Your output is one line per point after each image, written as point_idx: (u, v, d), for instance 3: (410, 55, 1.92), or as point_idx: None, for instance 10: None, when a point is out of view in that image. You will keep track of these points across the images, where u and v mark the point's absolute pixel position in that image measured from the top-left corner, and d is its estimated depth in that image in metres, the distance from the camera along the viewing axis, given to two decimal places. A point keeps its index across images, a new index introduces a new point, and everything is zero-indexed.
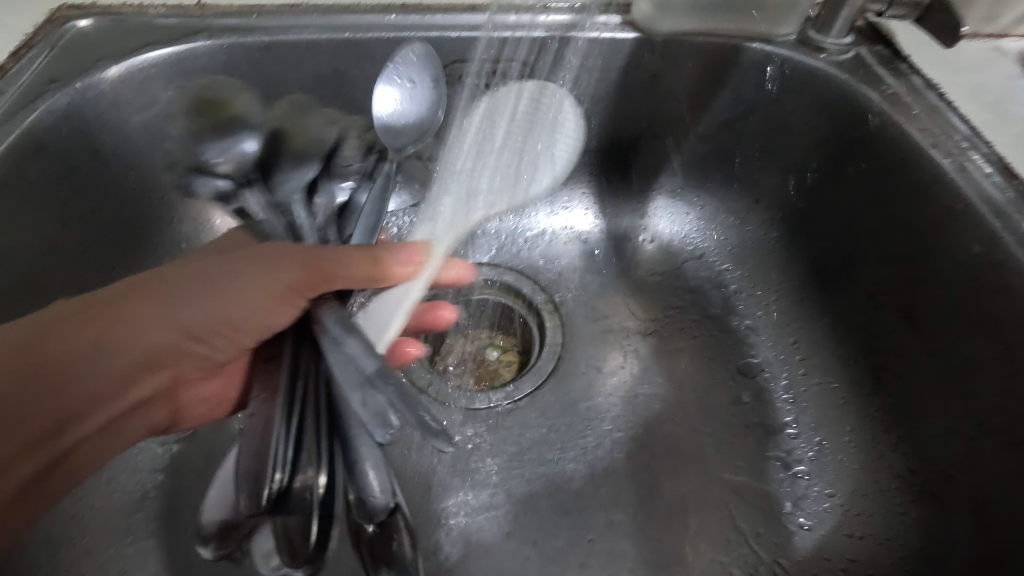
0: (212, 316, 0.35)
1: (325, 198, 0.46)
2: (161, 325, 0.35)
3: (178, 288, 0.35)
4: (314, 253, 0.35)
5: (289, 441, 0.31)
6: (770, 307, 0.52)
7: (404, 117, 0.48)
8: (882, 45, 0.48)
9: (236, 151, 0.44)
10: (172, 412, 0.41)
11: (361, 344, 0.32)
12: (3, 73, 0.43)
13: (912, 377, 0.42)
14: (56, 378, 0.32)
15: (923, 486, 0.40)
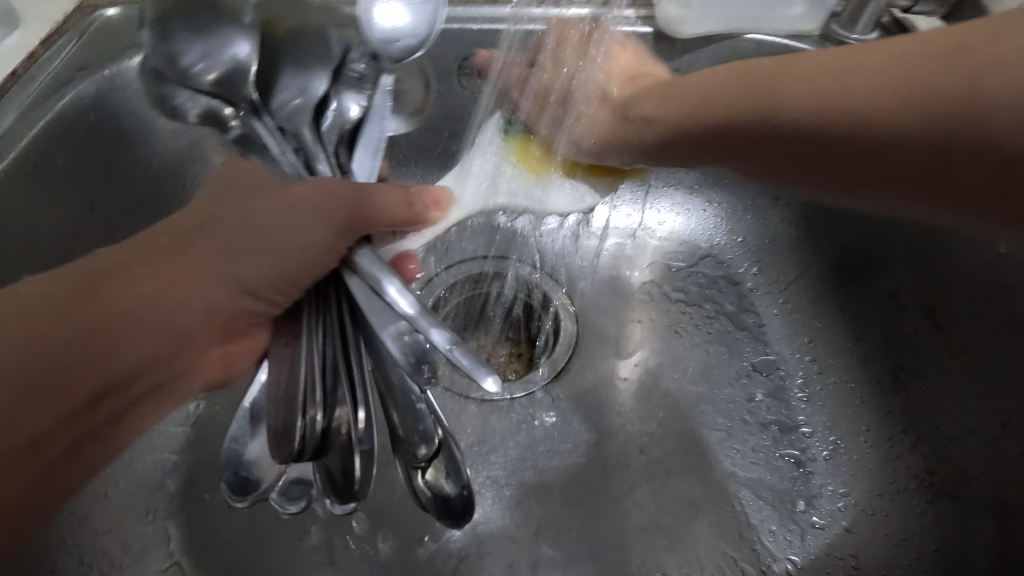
0: (271, 268, 0.35)
1: (334, 113, 0.40)
2: (217, 280, 0.35)
3: (232, 240, 0.35)
4: (354, 188, 0.34)
5: (317, 386, 0.31)
6: (787, 304, 0.52)
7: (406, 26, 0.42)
8: (908, 42, 0.47)
9: (226, 55, 0.39)
10: (223, 367, 0.40)
11: (397, 285, 0.32)
12: (34, 59, 0.44)
13: (935, 377, 0.43)
14: (112, 339, 0.32)
15: (940, 487, 0.41)
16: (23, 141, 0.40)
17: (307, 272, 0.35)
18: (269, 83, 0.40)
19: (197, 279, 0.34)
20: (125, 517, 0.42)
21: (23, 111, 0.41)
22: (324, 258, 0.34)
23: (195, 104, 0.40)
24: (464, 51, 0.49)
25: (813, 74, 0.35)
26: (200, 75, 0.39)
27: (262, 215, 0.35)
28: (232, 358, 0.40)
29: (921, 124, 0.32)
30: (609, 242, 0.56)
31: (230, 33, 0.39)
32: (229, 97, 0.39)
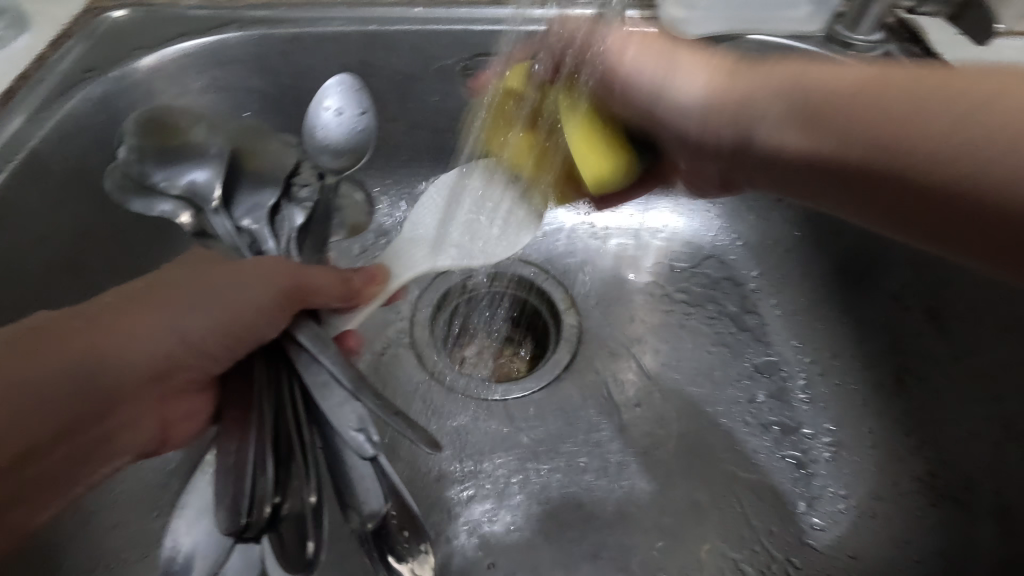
0: (213, 325, 0.34)
1: (283, 222, 0.42)
2: (154, 337, 0.34)
3: (177, 298, 0.34)
4: (295, 272, 0.36)
5: (268, 464, 0.31)
6: (790, 307, 0.52)
7: (330, 134, 0.45)
8: (912, 42, 0.47)
9: (184, 178, 0.41)
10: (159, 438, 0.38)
11: (336, 359, 0.34)
12: (43, 61, 0.44)
13: (939, 381, 0.43)
14: (40, 401, 0.30)
15: (944, 490, 0.41)
16: (32, 142, 0.41)
17: (253, 334, 0.35)
18: (227, 189, 0.42)
19: (138, 335, 0.33)
20: (134, 515, 0.42)
21: (33, 112, 0.42)
22: (265, 320, 0.35)
23: (178, 182, 0.41)
24: (468, 53, 0.49)
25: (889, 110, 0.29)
26: (166, 190, 0.41)
27: (215, 279, 0.35)
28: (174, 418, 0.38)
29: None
30: (612, 242, 0.57)
31: (194, 163, 0.41)
32: (197, 202, 0.41)
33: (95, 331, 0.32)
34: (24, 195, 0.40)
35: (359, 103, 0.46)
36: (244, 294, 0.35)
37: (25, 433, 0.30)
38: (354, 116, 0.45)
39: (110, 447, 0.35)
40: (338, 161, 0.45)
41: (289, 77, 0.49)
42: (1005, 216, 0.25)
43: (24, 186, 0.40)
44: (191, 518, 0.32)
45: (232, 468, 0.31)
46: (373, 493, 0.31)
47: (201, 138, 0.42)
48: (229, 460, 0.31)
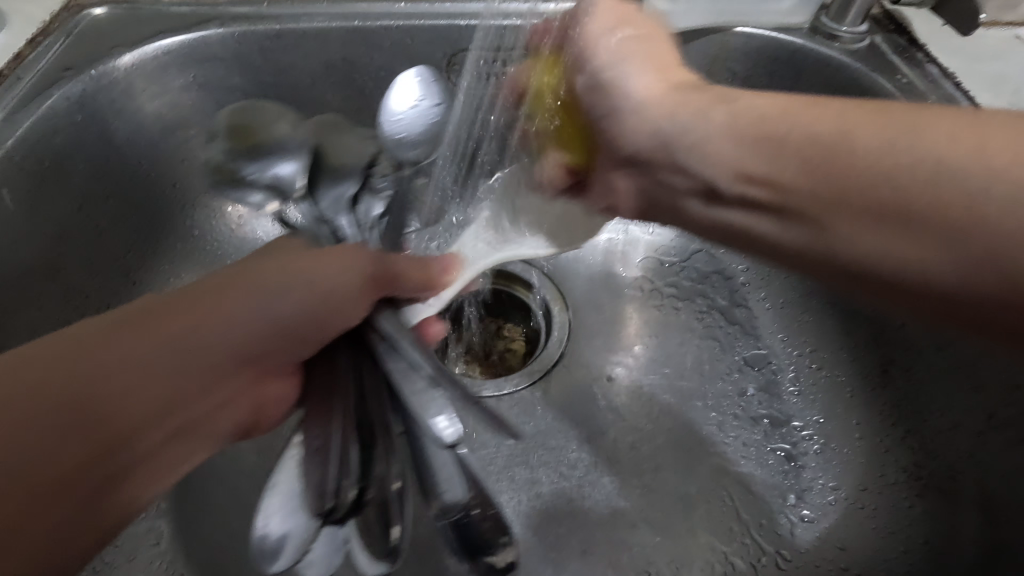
0: (303, 308, 0.32)
1: (362, 214, 0.41)
2: (246, 322, 0.31)
3: (263, 282, 0.32)
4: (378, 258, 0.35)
5: (354, 449, 0.30)
6: (780, 300, 0.52)
7: (410, 125, 0.44)
8: (897, 32, 0.47)
9: (270, 171, 0.40)
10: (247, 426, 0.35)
11: (417, 346, 0.31)
12: (20, 59, 0.44)
13: (921, 371, 0.42)
14: (130, 380, 0.27)
15: (928, 480, 0.41)
16: (8, 143, 0.40)
17: (343, 321, 0.33)
18: (307, 178, 0.40)
19: (234, 316, 0.31)
20: None
21: (10, 111, 0.41)
22: (357, 307, 0.33)
23: (265, 174, 0.40)
24: (452, 48, 0.49)
25: (813, 142, 0.27)
26: (251, 181, 0.40)
27: (306, 262, 0.33)
28: (269, 404, 0.35)
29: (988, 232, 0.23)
30: (602, 236, 0.57)
31: (279, 156, 0.40)
32: (280, 192, 0.40)
33: (183, 315, 0.29)
34: (1, 196, 0.40)
35: (435, 92, 0.44)
36: (338, 280, 0.33)
37: (129, 414, 0.27)
38: (430, 106, 0.44)
39: (206, 437, 0.32)
40: (415, 154, 0.45)
41: (272, 74, 0.49)
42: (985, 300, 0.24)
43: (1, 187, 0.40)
44: (283, 498, 0.31)
45: (319, 454, 0.29)
46: (452, 497, 0.31)
47: (287, 131, 0.41)
48: (316, 442, 0.30)
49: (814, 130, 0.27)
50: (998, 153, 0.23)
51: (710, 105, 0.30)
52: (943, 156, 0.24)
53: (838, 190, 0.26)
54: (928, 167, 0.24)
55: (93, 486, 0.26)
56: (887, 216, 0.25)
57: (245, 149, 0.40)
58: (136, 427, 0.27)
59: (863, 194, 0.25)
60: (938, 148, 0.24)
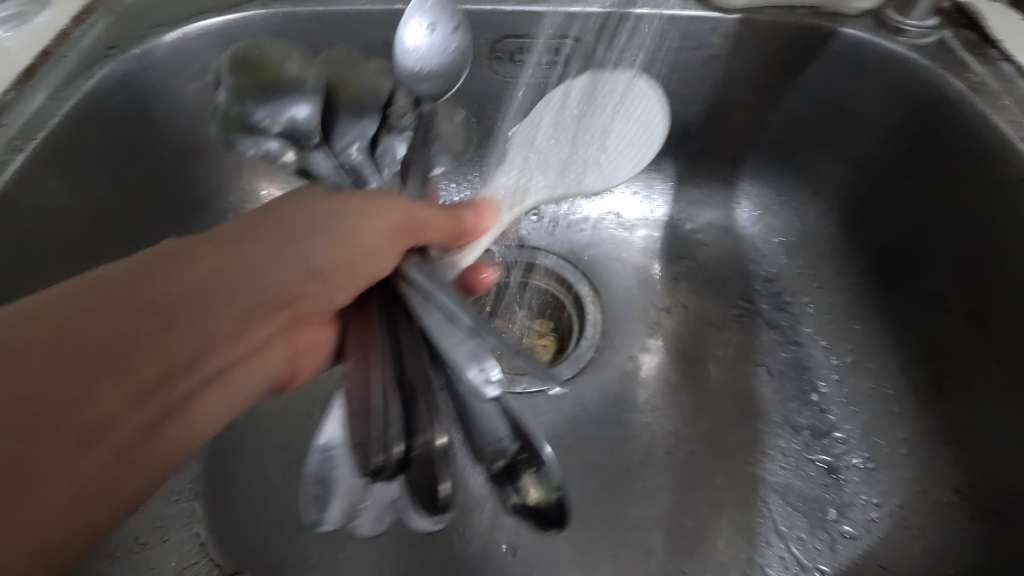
0: (332, 249, 0.33)
1: (384, 155, 0.41)
2: (276, 262, 0.32)
3: (291, 225, 0.32)
4: (400, 207, 0.34)
5: (395, 405, 0.29)
6: (824, 306, 0.50)
7: (427, 59, 0.42)
8: (968, 28, 0.44)
9: (286, 113, 0.39)
10: (288, 367, 0.37)
11: (452, 299, 0.30)
12: (64, 37, 0.43)
13: (982, 389, 0.40)
14: (159, 319, 0.28)
15: (983, 503, 0.38)
16: (51, 122, 0.40)
17: (369, 265, 0.33)
18: (328, 120, 0.40)
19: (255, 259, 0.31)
20: None
21: (55, 89, 0.41)
22: (384, 251, 0.33)
23: (276, 120, 0.39)
24: (496, 34, 0.47)
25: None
26: (268, 128, 0.39)
27: (329, 202, 0.33)
28: (302, 352, 0.38)
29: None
30: (638, 234, 0.55)
31: (292, 94, 0.39)
32: (296, 142, 0.40)
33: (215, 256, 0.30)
34: (45, 175, 0.39)
35: (450, 19, 0.42)
36: (362, 223, 0.33)
37: (159, 356, 0.27)
38: (446, 33, 0.42)
39: (254, 381, 0.33)
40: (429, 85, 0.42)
41: None
42: None
43: (43, 166, 0.39)
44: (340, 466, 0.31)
45: (361, 412, 0.29)
46: (494, 444, 0.28)
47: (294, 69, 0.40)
48: (359, 398, 0.30)
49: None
50: None
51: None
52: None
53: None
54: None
55: (140, 423, 0.26)
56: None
57: (257, 87, 0.40)
58: (171, 367, 0.28)
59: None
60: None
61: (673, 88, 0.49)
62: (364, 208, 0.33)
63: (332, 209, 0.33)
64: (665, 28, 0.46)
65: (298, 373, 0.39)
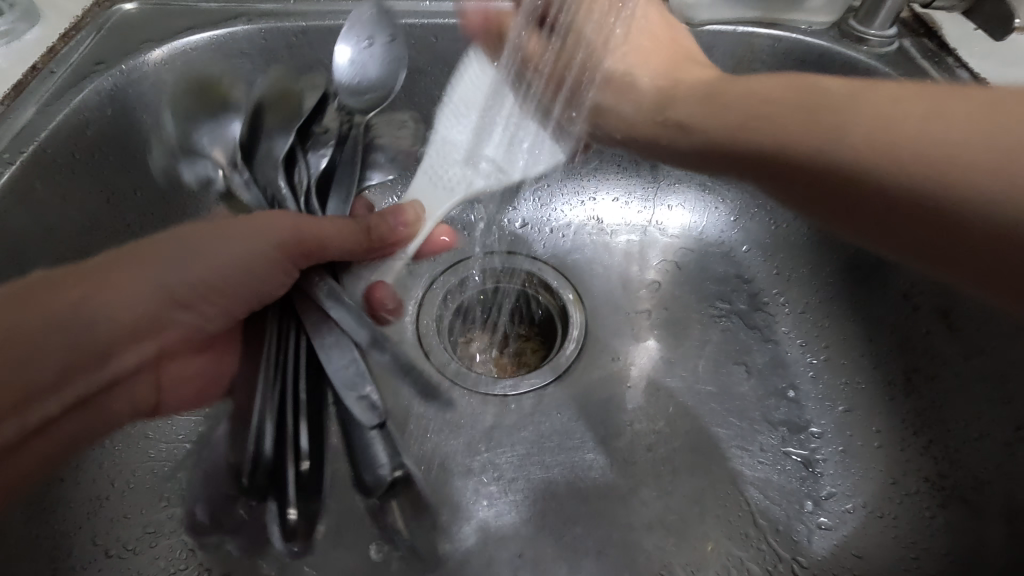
0: (202, 279, 0.36)
1: (301, 170, 0.42)
2: (146, 288, 0.34)
3: (164, 255, 0.35)
4: (298, 222, 0.37)
5: (269, 429, 0.34)
6: (799, 305, 0.51)
7: (364, 76, 0.44)
8: (926, 37, 0.46)
9: (226, 135, 0.45)
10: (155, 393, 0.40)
11: (349, 319, 0.35)
12: (53, 53, 0.45)
13: (949, 380, 0.42)
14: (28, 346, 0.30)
15: (951, 491, 0.40)
16: (41, 135, 0.41)
17: (242, 291, 0.37)
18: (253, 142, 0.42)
19: (128, 287, 0.34)
20: (141, 503, 0.42)
21: (44, 104, 0.42)
22: (270, 278, 0.38)
23: (218, 144, 0.45)
24: None
25: (770, 143, 0.30)
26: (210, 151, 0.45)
27: (202, 237, 0.36)
28: (168, 381, 0.41)
29: (975, 210, 0.24)
30: (619, 239, 0.57)
31: (228, 117, 0.45)
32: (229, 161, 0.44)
33: (87, 284, 0.32)
34: (33, 186, 0.40)
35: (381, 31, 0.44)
36: (236, 254, 0.36)
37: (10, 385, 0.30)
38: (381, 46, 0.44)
39: (110, 401, 0.37)
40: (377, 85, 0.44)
41: None
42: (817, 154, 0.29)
43: (33, 178, 0.41)
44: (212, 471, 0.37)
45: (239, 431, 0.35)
46: (371, 475, 0.34)
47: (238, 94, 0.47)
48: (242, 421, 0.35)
49: (764, 116, 0.31)
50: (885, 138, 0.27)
51: (702, 107, 0.34)
52: (925, 122, 0.26)
53: (747, 105, 0.32)
54: (928, 108, 0.26)
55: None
56: (880, 147, 0.26)
57: (207, 111, 0.46)
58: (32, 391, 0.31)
59: (792, 153, 0.29)
60: (861, 112, 0.27)
61: None
62: (246, 231, 0.37)
63: (204, 242, 0.36)
64: None
65: (164, 402, 0.41)
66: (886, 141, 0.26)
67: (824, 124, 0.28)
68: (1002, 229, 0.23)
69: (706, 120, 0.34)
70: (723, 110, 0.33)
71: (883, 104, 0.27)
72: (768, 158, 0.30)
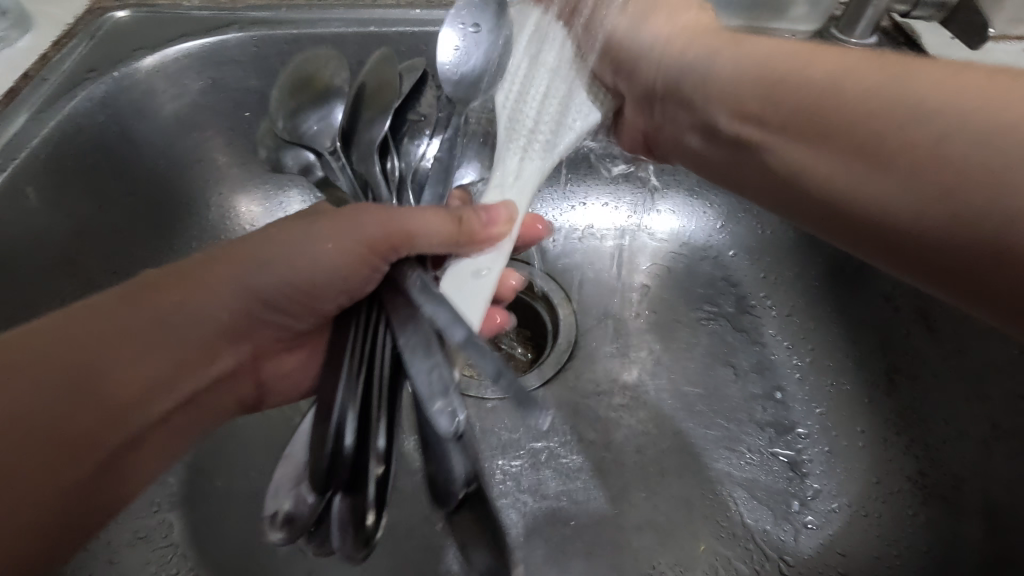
0: (290, 280, 0.35)
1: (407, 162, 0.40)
2: (231, 291, 0.35)
3: (246, 258, 0.35)
4: (389, 217, 0.33)
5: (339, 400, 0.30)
6: (785, 308, 0.52)
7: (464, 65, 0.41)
8: (906, 45, 0.47)
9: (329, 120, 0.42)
10: (255, 386, 0.41)
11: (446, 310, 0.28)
12: (46, 61, 0.45)
13: (928, 380, 0.43)
14: (111, 362, 0.31)
15: (932, 489, 0.41)
16: (33, 141, 0.41)
17: (326, 291, 0.36)
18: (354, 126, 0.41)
19: (212, 294, 0.34)
20: (132, 509, 0.42)
21: (36, 111, 0.42)
22: (346, 269, 0.34)
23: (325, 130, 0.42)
24: None
25: (818, 100, 0.30)
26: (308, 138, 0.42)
27: (297, 235, 0.35)
28: (269, 377, 0.41)
29: (992, 195, 0.24)
30: (608, 243, 0.57)
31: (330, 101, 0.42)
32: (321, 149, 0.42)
33: (173, 296, 0.33)
34: (25, 192, 0.41)
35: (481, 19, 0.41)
36: (316, 252, 0.35)
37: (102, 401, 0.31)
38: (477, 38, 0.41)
39: (212, 405, 0.38)
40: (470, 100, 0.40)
41: None
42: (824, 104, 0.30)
43: (25, 184, 0.41)
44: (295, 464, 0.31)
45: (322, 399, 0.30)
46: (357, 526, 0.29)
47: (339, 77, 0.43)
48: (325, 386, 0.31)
49: (793, 77, 0.31)
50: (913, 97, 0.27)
51: (724, 46, 0.35)
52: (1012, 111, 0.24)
53: (766, 52, 0.33)
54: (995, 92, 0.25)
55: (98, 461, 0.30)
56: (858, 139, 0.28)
57: (312, 100, 0.42)
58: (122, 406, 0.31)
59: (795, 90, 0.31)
60: (916, 86, 0.27)
61: None
62: (329, 229, 0.34)
63: (284, 241, 0.35)
64: None
65: (263, 395, 0.42)
66: (872, 135, 0.27)
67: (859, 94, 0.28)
68: (996, 223, 0.24)
69: (743, 62, 0.34)
70: (762, 61, 0.33)
71: (863, 65, 0.29)
72: (789, 126, 0.31)
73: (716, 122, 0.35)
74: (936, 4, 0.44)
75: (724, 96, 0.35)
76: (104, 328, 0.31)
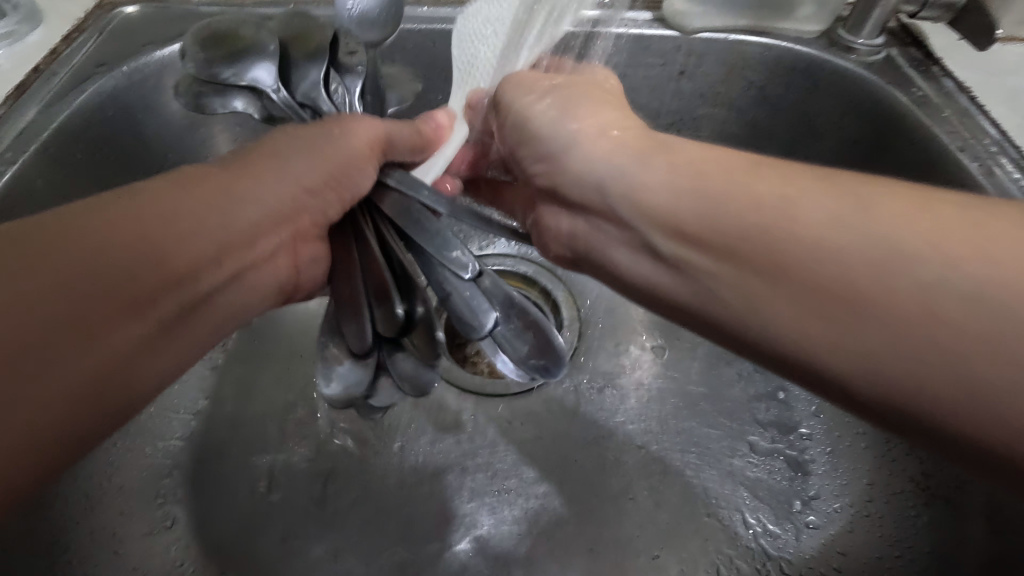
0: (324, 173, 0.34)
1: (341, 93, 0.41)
2: (273, 185, 0.33)
3: (273, 159, 0.34)
4: (371, 123, 0.36)
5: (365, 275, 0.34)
6: None
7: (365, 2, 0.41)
8: (914, 46, 0.47)
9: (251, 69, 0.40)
10: (292, 276, 0.37)
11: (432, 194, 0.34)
12: (56, 55, 0.45)
13: None
14: (120, 250, 0.27)
15: (935, 491, 0.40)
16: (43, 135, 0.41)
17: (352, 182, 0.35)
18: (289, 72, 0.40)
19: (250, 191, 0.32)
20: (138, 500, 0.43)
21: (46, 105, 0.43)
22: (361, 166, 0.35)
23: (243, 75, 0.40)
24: None
25: (776, 228, 0.27)
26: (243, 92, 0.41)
27: (312, 136, 0.35)
28: (303, 265, 0.37)
29: (943, 410, 0.23)
30: None
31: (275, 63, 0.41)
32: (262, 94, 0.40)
33: (208, 188, 0.31)
34: (35, 185, 0.41)
35: None
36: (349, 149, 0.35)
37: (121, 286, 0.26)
38: None
39: (255, 294, 0.34)
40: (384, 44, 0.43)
41: None
42: (859, 276, 0.24)
43: (34, 177, 0.41)
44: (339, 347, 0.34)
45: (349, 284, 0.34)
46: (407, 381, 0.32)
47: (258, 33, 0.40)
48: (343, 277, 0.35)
49: (730, 192, 0.28)
50: (954, 251, 0.23)
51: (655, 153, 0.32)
52: (910, 236, 0.24)
53: (741, 185, 0.28)
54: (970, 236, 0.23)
55: (106, 363, 0.26)
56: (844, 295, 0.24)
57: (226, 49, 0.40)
58: (138, 294, 0.27)
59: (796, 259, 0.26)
60: (870, 225, 0.25)
61: (644, 101, 0.52)
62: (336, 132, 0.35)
63: (314, 137, 0.35)
64: (634, 45, 0.49)
65: (300, 287, 0.38)
66: (844, 256, 0.25)
67: (818, 222, 0.26)
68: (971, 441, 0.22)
69: (688, 213, 0.29)
70: (695, 178, 0.30)
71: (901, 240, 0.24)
72: (745, 247, 0.27)
73: (654, 243, 0.31)
74: (945, 6, 0.44)
75: (658, 220, 0.31)
76: (88, 239, 0.26)
